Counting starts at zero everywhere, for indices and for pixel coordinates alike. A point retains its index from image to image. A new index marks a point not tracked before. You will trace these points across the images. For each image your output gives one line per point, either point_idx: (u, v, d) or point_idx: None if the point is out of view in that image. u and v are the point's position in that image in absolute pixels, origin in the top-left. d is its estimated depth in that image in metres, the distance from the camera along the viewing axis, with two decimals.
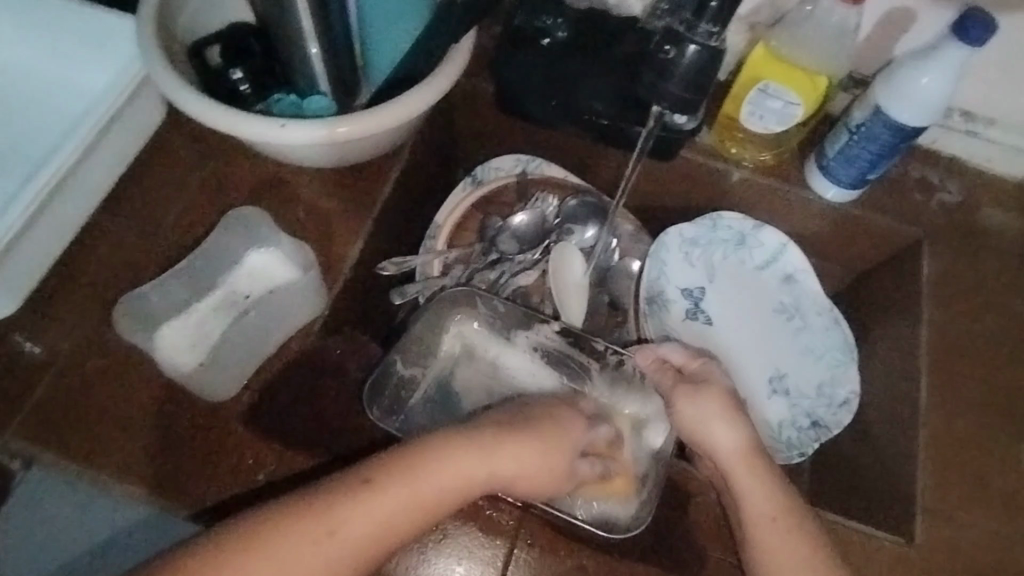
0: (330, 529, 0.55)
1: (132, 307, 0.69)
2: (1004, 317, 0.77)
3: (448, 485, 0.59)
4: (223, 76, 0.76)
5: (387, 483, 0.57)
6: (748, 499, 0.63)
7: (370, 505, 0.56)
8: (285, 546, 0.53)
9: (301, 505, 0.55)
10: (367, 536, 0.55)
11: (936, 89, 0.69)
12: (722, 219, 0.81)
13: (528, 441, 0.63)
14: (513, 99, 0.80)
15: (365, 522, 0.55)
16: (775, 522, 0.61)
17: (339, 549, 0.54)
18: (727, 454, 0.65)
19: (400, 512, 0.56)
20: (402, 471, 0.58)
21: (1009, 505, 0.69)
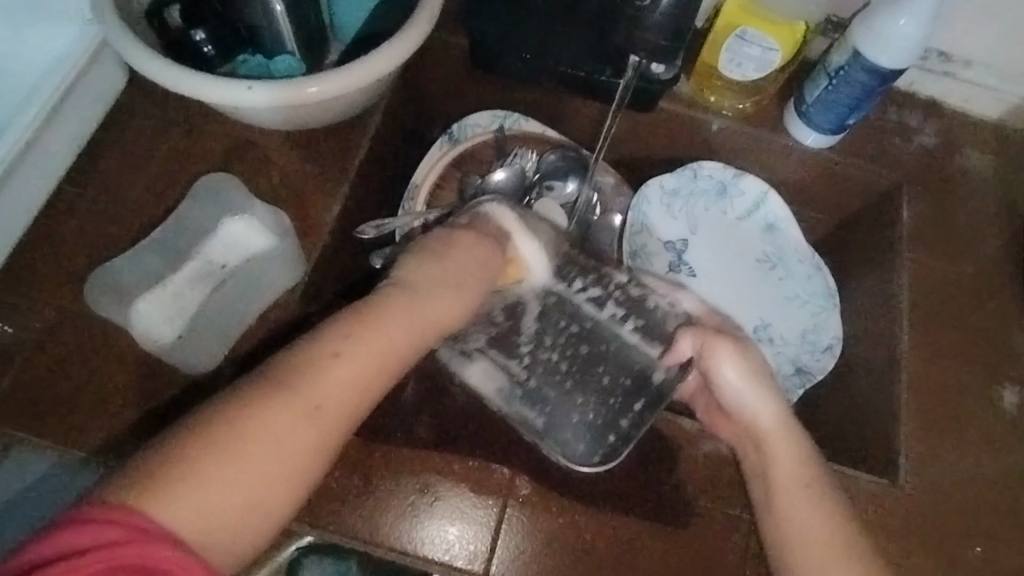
0: (320, 386, 0.49)
1: (104, 279, 0.67)
2: (980, 257, 0.78)
3: (437, 319, 0.56)
4: (185, 38, 0.72)
5: (369, 332, 0.52)
6: (780, 467, 0.59)
7: (346, 360, 0.50)
8: (270, 412, 0.47)
9: (285, 368, 0.49)
10: (353, 390, 0.50)
11: (913, 29, 0.68)
12: (703, 168, 0.81)
13: (472, 289, 0.59)
14: (486, 55, 0.78)
15: (339, 382, 0.50)
16: (806, 488, 0.58)
17: (280, 421, 0.47)
18: (759, 420, 0.62)
19: (363, 342, 0.51)
20: (315, 359, 0.50)
21: (988, 441, 0.71)
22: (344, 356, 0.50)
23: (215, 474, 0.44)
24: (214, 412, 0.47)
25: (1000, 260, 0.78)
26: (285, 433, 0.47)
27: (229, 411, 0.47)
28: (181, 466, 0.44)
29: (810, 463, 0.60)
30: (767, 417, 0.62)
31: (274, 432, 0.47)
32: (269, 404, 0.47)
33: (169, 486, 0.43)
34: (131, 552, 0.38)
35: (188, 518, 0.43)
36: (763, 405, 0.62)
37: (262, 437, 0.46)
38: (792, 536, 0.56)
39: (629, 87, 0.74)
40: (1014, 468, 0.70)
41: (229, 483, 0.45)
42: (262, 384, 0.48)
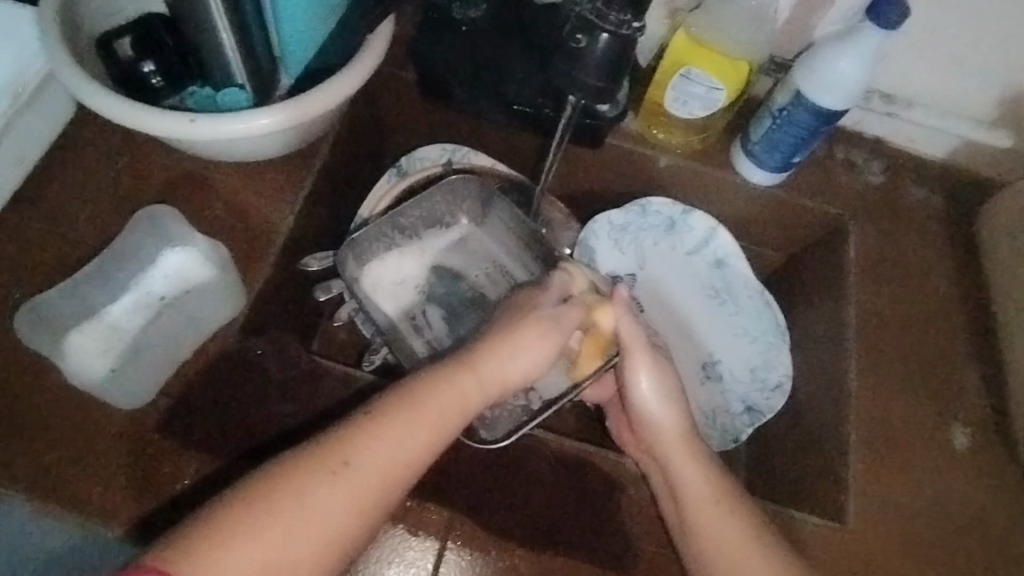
0: (345, 460, 0.52)
1: (37, 311, 0.66)
2: (927, 295, 0.78)
3: (480, 384, 0.58)
4: (132, 67, 0.73)
5: (390, 411, 0.54)
6: (689, 483, 0.64)
7: (377, 437, 0.53)
8: (300, 487, 0.50)
9: (314, 449, 0.52)
10: (385, 464, 0.53)
11: (853, 72, 0.69)
12: (651, 204, 0.81)
13: (502, 365, 0.59)
14: (436, 89, 0.79)
15: (374, 458, 0.53)
16: (716, 504, 0.63)
17: (318, 498, 0.51)
18: (665, 438, 0.67)
19: (396, 436, 0.54)
20: (340, 447, 0.52)
21: (937, 482, 0.69)
22: (376, 433, 0.53)
23: (250, 541, 0.48)
24: (249, 486, 0.50)
25: (947, 299, 0.78)
26: (312, 506, 0.50)
27: (264, 479, 0.51)
28: (197, 547, 0.47)
29: (715, 479, 0.64)
30: (673, 431, 0.66)
31: (312, 506, 0.50)
32: (296, 486, 0.50)
33: (213, 552, 0.47)
34: None
35: None
36: (670, 415, 0.67)
37: (284, 523, 0.49)
38: (711, 562, 0.60)
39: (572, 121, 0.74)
40: (963, 510, 0.68)
41: (260, 549, 0.48)
42: (300, 459, 0.52)
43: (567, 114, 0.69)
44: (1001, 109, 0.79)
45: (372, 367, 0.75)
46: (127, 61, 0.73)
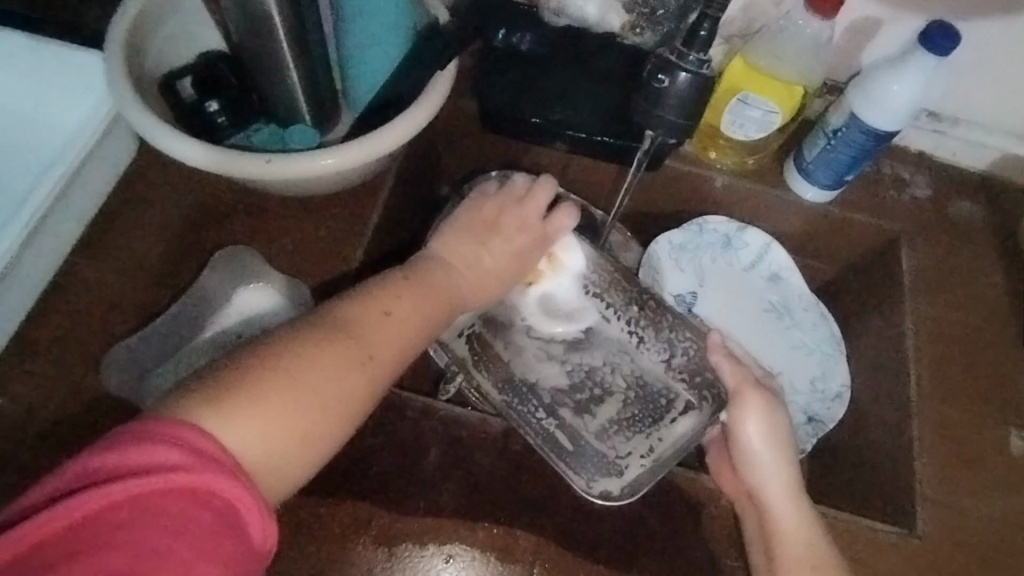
0: (367, 349, 0.55)
1: (122, 356, 0.67)
2: (979, 303, 0.81)
3: (477, 282, 0.67)
4: (199, 108, 0.74)
5: (405, 311, 0.59)
6: (790, 538, 0.64)
7: (400, 332, 0.58)
8: (316, 351, 0.52)
9: (321, 335, 0.53)
10: (347, 365, 0.52)
11: (906, 94, 0.72)
12: (708, 223, 0.83)
13: (491, 251, 0.68)
14: (497, 119, 0.80)
15: (385, 335, 0.56)
16: (813, 569, 0.63)
17: (330, 361, 0.52)
18: (773, 487, 0.67)
19: (381, 325, 0.56)
20: (341, 326, 0.55)
21: (1002, 487, 0.72)
22: (394, 326, 0.57)
23: (276, 397, 0.48)
24: (263, 352, 0.50)
25: (998, 306, 0.81)
26: (335, 388, 0.51)
27: (295, 348, 0.51)
28: (225, 395, 0.46)
29: (812, 538, 0.65)
30: (783, 483, 0.67)
31: (323, 372, 0.51)
32: (314, 351, 0.52)
33: (234, 399, 0.46)
34: (192, 478, 0.39)
35: (245, 433, 0.46)
36: (780, 468, 0.68)
37: (299, 383, 0.49)
38: None
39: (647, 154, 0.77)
40: None
41: (282, 413, 0.48)
42: (327, 338, 0.53)
43: (646, 145, 0.75)
44: None
45: (448, 397, 0.76)
46: (192, 101, 0.74)
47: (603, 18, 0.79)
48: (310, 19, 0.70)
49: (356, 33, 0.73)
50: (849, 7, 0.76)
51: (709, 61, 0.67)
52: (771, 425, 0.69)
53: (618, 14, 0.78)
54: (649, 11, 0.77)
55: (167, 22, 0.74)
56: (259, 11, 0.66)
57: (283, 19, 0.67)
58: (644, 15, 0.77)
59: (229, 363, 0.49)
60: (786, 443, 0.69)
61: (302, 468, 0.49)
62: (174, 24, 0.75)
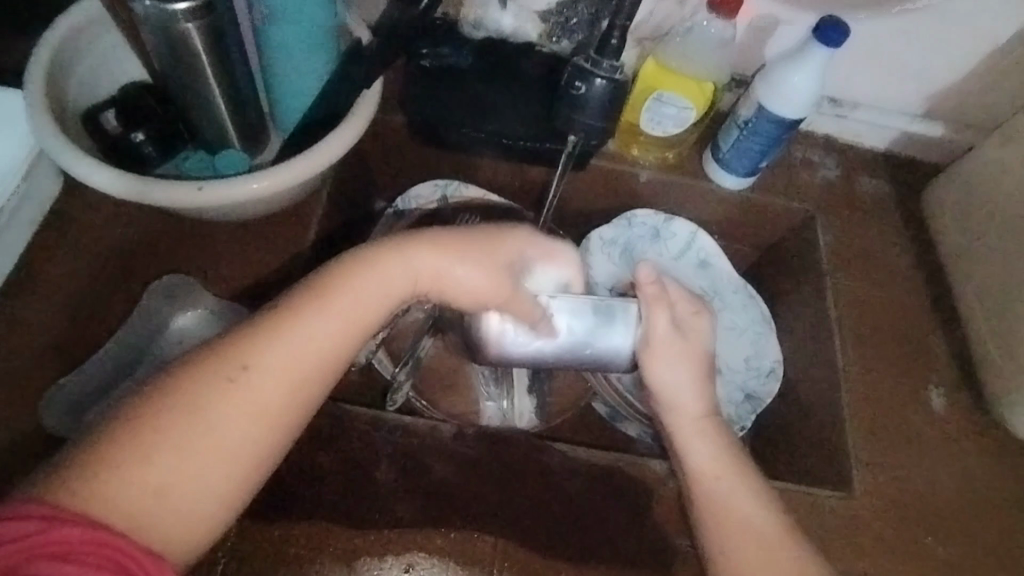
0: (246, 367, 0.51)
1: (63, 396, 0.66)
2: (891, 272, 0.87)
3: (416, 278, 0.57)
4: (125, 140, 0.74)
5: (286, 316, 0.53)
6: (700, 458, 0.65)
7: (285, 336, 0.52)
8: (198, 393, 0.49)
9: (184, 374, 0.50)
10: (244, 414, 0.50)
11: (807, 85, 0.77)
12: (636, 216, 0.88)
13: (417, 258, 0.57)
14: (426, 131, 0.83)
15: (282, 358, 0.51)
16: (718, 480, 0.63)
17: (220, 411, 0.49)
18: (676, 420, 0.67)
19: (277, 346, 0.51)
20: (227, 352, 0.51)
21: (926, 441, 0.77)
22: (272, 334, 0.52)
23: (149, 457, 0.47)
24: (141, 403, 0.49)
25: (908, 273, 0.87)
26: (212, 425, 0.49)
27: (172, 397, 0.49)
28: (93, 470, 0.45)
29: (747, 475, 0.64)
30: (685, 414, 0.67)
31: (215, 424, 0.49)
32: (197, 391, 0.49)
33: (109, 472, 0.46)
34: (48, 544, 0.40)
35: (125, 497, 0.46)
36: (692, 397, 0.67)
37: (181, 446, 0.48)
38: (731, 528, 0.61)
39: (571, 154, 0.79)
40: (952, 464, 0.76)
41: (160, 470, 0.47)
42: (201, 373, 0.50)
43: (568, 150, 0.78)
44: (930, 104, 0.89)
45: (396, 407, 0.80)
46: (118, 134, 0.74)
47: (520, 29, 0.83)
48: (234, 48, 0.71)
49: (280, 58, 0.74)
50: (748, 5, 0.81)
51: (622, 66, 0.71)
52: (683, 349, 0.67)
53: (534, 24, 0.82)
54: (563, 19, 0.82)
55: (87, 57, 0.74)
56: (184, 43, 0.66)
57: (206, 49, 0.68)
58: (558, 23, 0.82)
59: (98, 429, 0.48)
60: (700, 368, 0.68)
61: (219, 511, 0.49)
62: (93, 59, 0.75)
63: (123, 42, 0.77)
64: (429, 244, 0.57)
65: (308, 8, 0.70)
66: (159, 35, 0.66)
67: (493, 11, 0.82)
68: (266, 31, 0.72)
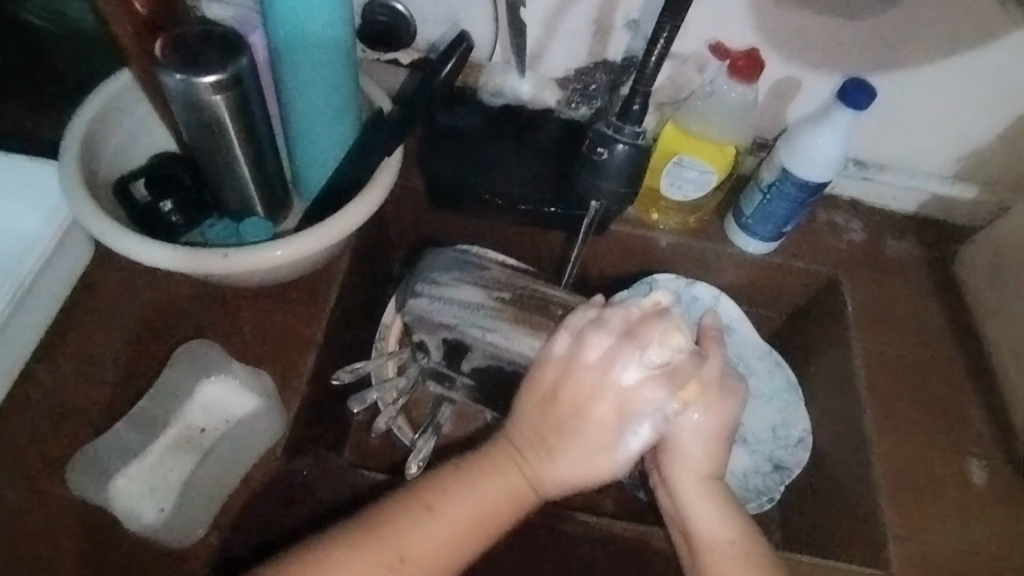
0: (399, 549, 0.59)
1: (86, 459, 0.66)
2: (925, 338, 0.83)
3: (542, 481, 0.63)
4: (152, 209, 0.76)
5: (482, 468, 0.63)
6: (704, 526, 0.64)
7: (451, 489, 0.62)
8: (332, 561, 0.58)
9: (338, 545, 0.59)
10: (373, 568, 0.58)
11: (831, 148, 0.76)
12: (657, 280, 0.88)
13: (558, 453, 0.62)
14: (447, 197, 0.84)
15: (421, 548, 0.59)
16: (732, 547, 0.63)
17: (353, 566, 0.58)
18: (684, 479, 0.66)
19: (412, 529, 0.59)
20: (374, 553, 0.58)
21: (970, 518, 0.72)
22: (424, 522, 0.60)
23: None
24: (298, 557, 0.58)
25: (943, 339, 0.84)
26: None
27: (320, 556, 0.58)
28: None
29: (755, 545, 0.63)
30: (694, 471, 0.65)
31: (347, 575, 0.57)
32: (338, 560, 0.58)
33: None
34: None
35: None
36: (701, 450, 0.65)
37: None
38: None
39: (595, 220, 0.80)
40: (999, 545, 0.71)
41: None
42: (338, 551, 0.58)
43: (590, 216, 0.78)
44: (961, 164, 0.87)
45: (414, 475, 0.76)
46: (146, 203, 0.76)
47: (538, 94, 0.86)
48: (259, 120, 0.72)
49: (303, 129, 0.76)
50: (768, 69, 0.81)
51: (643, 130, 0.71)
52: (712, 412, 0.65)
53: (552, 89, 0.85)
54: (581, 85, 0.85)
55: (119, 131, 0.77)
56: (213, 114, 0.68)
57: (232, 120, 0.70)
58: (578, 89, 0.85)
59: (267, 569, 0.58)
60: (720, 425, 0.65)
61: None
62: (126, 131, 0.78)
63: (155, 114, 0.79)
64: (531, 397, 0.63)
65: (332, 77, 0.71)
66: (187, 106, 0.68)
67: (512, 79, 0.85)
68: (292, 102, 0.74)
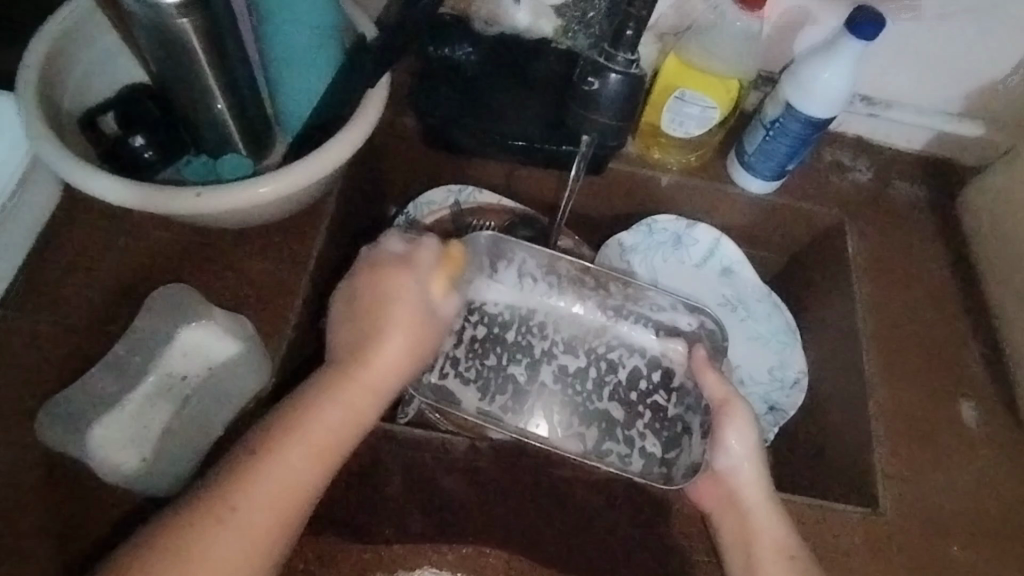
0: (230, 514, 0.54)
1: (58, 409, 0.63)
2: (926, 281, 0.82)
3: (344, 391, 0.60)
4: (124, 144, 0.71)
5: (281, 422, 0.57)
6: (763, 539, 0.64)
7: (288, 434, 0.57)
8: (204, 524, 0.53)
9: (185, 519, 0.53)
10: (248, 538, 0.53)
11: (837, 81, 0.72)
12: (657, 222, 0.85)
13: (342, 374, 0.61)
14: (439, 135, 0.79)
15: (263, 503, 0.54)
16: (793, 560, 0.63)
17: (232, 538, 0.53)
18: (738, 499, 0.67)
19: (243, 486, 0.55)
20: (210, 509, 0.53)
21: (961, 460, 0.73)
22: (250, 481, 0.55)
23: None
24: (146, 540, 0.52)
25: (944, 282, 0.83)
26: (235, 539, 0.53)
27: (175, 532, 0.52)
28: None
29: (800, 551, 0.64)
30: (749, 489, 0.67)
31: (214, 552, 0.52)
32: (211, 528, 0.53)
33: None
34: None
35: None
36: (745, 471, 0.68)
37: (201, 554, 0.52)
38: None
39: (586, 157, 0.75)
40: (988, 485, 0.72)
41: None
42: (188, 517, 0.53)
43: (583, 150, 0.74)
44: (970, 100, 0.84)
45: (408, 419, 0.77)
46: (116, 137, 0.71)
47: (534, 24, 0.79)
48: (232, 47, 0.67)
49: (280, 58, 0.71)
50: None
51: (637, 59, 0.67)
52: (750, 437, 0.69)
53: (548, 19, 0.79)
54: (579, 12, 0.77)
55: (84, 57, 0.71)
56: (183, 40, 0.63)
57: (202, 47, 0.64)
58: (575, 18, 0.77)
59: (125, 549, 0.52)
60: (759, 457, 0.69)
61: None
62: (90, 61, 0.72)
63: (121, 42, 0.73)
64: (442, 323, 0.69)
65: None
66: (151, 29, 0.63)
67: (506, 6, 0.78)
68: (268, 28, 0.68)
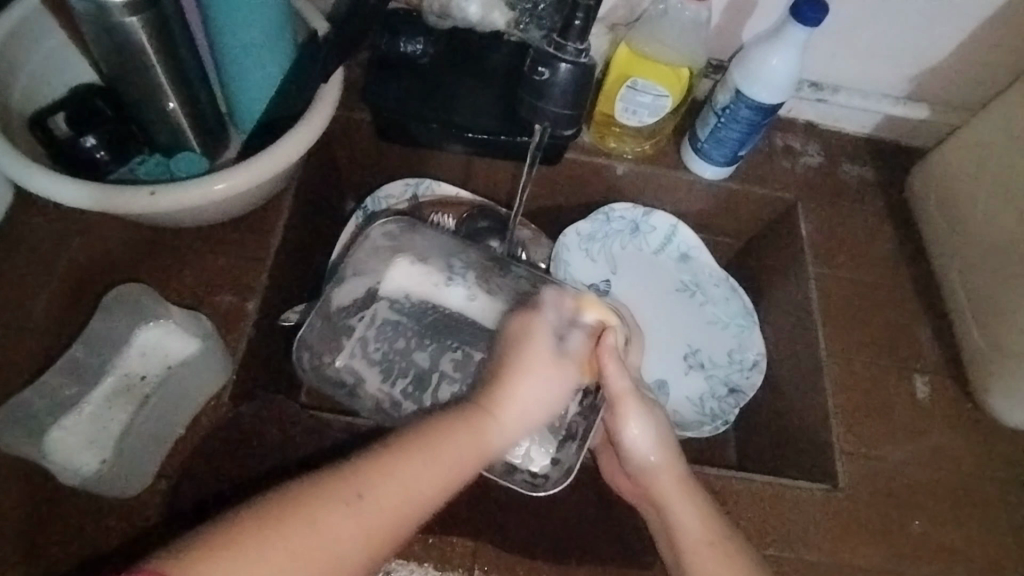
0: (360, 496, 0.51)
1: (15, 410, 0.62)
2: (877, 261, 0.84)
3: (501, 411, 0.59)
4: (74, 145, 0.70)
5: (437, 428, 0.56)
6: (682, 525, 0.62)
7: (440, 440, 0.55)
8: (317, 506, 0.49)
9: (302, 492, 0.50)
10: (364, 532, 0.50)
11: (785, 67, 0.74)
12: (614, 210, 0.86)
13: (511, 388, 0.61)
14: (395, 129, 0.80)
15: (394, 493, 0.52)
16: (712, 547, 0.60)
17: (344, 528, 0.49)
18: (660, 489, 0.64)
19: (385, 477, 0.52)
20: (337, 488, 0.51)
21: (914, 432, 0.75)
22: (391, 470, 0.52)
23: (265, 548, 0.47)
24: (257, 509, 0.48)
25: (894, 261, 0.85)
26: (343, 531, 0.49)
27: (285, 503, 0.49)
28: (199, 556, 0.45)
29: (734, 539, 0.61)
30: (668, 474, 0.64)
31: (316, 536, 0.48)
32: (324, 505, 0.49)
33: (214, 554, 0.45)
34: None
35: None
36: (664, 463, 0.65)
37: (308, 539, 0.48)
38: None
39: (540, 146, 0.76)
40: (940, 457, 0.74)
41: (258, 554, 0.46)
42: (313, 490, 0.50)
43: (536, 139, 0.75)
44: (913, 84, 0.86)
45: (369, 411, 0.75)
46: (67, 139, 0.70)
47: (487, 16, 0.78)
48: (182, 44, 0.67)
49: (230, 55, 0.71)
50: None
51: (586, 48, 0.68)
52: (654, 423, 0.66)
53: (501, 11, 0.78)
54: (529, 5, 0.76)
55: (31, 59, 0.71)
56: (130, 39, 0.63)
57: (151, 46, 0.64)
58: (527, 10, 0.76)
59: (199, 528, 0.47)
60: (669, 441, 0.66)
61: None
62: (38, 62, 0.72)
63: (69, 42, 0.73)
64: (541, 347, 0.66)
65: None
66: (98, 28, 0.62)
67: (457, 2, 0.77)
68: (216, 25, 0.68)
